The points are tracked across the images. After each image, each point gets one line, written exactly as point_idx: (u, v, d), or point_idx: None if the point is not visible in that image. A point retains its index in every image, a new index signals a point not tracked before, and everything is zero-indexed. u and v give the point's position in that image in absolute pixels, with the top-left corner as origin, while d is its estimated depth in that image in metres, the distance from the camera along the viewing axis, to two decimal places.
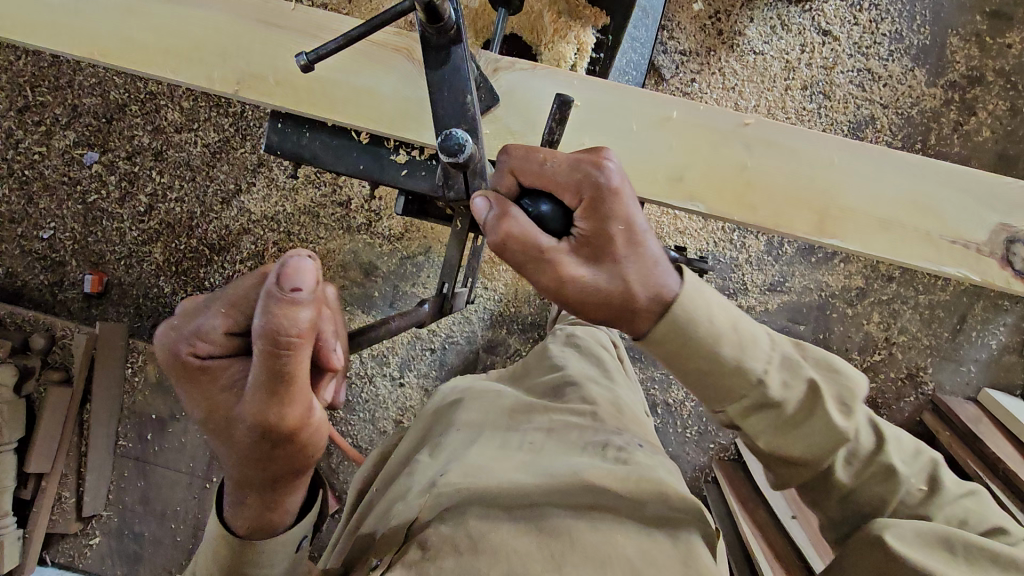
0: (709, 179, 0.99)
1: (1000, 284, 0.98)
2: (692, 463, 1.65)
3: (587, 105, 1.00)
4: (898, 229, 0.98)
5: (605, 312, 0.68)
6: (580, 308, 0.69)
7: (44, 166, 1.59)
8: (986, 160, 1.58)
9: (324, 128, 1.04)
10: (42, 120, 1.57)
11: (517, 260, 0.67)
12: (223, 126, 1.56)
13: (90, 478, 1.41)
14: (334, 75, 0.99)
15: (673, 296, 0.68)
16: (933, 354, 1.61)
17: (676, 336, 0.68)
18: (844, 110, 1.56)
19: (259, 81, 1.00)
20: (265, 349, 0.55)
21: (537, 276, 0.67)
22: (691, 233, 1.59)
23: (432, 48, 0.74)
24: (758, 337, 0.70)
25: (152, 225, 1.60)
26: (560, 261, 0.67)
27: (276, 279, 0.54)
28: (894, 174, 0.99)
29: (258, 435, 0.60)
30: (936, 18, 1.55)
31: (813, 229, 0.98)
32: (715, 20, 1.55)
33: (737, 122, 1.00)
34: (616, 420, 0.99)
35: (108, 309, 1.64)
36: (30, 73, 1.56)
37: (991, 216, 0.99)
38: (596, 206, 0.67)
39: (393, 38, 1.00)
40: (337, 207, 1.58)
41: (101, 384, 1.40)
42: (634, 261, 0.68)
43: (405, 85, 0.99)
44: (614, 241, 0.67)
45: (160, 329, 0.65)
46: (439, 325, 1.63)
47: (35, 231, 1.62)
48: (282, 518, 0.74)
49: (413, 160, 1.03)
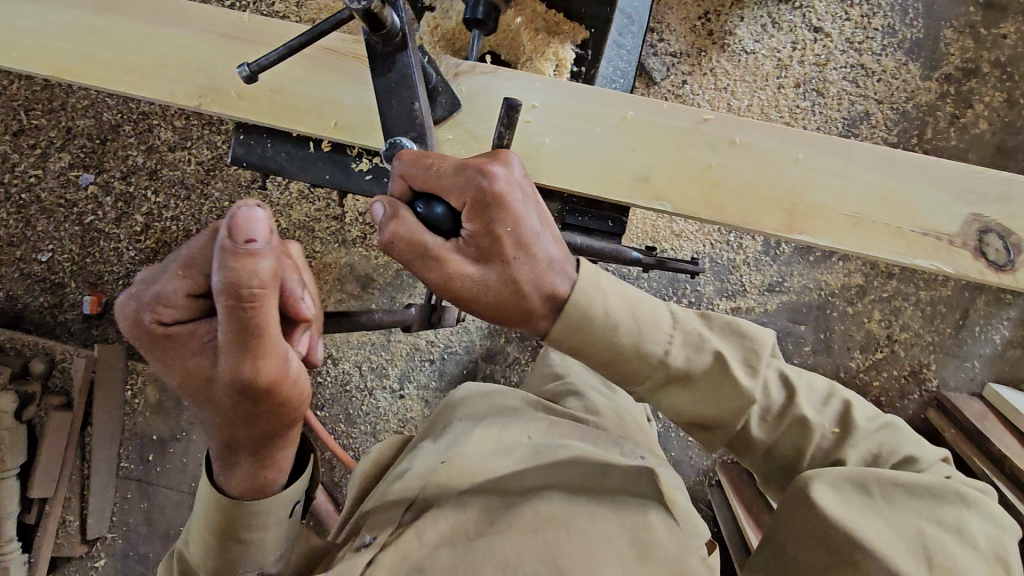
0: (674, 178, 0.98)
1: (973, 275, 0.98)
2: (696, 467, 1.64)
3: (545, 106, 1.00)
4: (868, 224, 0.98)
5: (495, 313, 0.67)
6: (470, 306, 0.66)
7: (40, 188, 1.60)
8: (985, 152, 1.56)
9: (288, 139, 1.04)
10: (36, 143, 1.58)
11: (405, 258, 0.65)
12: (215, 143, 1.56)
13: (93, 500, 1.42)
14: (295, 86, 1.00)
15: (567, 295, 0.67)
16: (936, 351, 1.59)
17: (578, 333, 0.68)
18: (838, 106, 1.55)
19: (225, 96, 1.00)
20: (228, 303, 0.57)
21: (424, 274, 0.65)
22: (687, 236, 1.58)
23: (378, 56, 0.73)
24: (661, 322, 0.70)
25: (148, 244, 1.60)
26: (446, 259, 0.64)
27: (227, 233, 0.56)
28: (860, 168, 0.99)
29: (238, 390, 0.62)
30: (929, 11, 1.54)
31: (781, 226, 0.97)
32: (705, 20, 1.54)
33: (697, 120, 0.99)
34: (621, 430, 1.02)
35: (108, 329, 1.65)
36: (24, 97, 1.56)
37: (963, 208, 0.98)
38: (480, 209, 0.64)
39: (352, 47, 1.00)
40: (331, 221, 1.58)
41: (101, 406, 1.41)
42: (522, 262, 0.65)
43: (366, 94, 1.00)
44: (499, 240, 0.64)
45: (120, 302, 0.66)
46: (438, 335, 1.63)
47: (33, 254, 1.63)
48: (274, 484, 0.77)
49: (377, 167, 1.03)
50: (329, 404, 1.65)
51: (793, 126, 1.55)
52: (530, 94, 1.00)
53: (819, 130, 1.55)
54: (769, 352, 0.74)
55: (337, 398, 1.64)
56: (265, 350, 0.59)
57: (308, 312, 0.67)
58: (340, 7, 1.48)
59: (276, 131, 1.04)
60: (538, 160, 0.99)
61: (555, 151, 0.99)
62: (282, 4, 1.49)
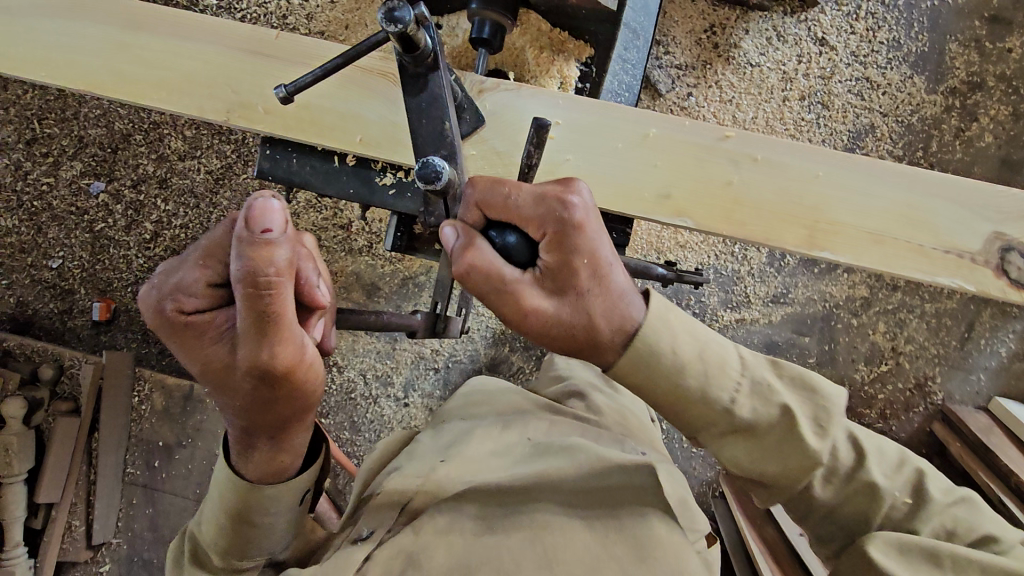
0: (705, 198, 0.99)
1: (994, 292, 0.98)
2: (699, 479, 1.63)
3: (568, 124, 1.01)
4: (892, 241, 0.98)
5: (572, 348, 0.67)
6: (547, 342, 0.66)
7: (52, 196, 1.62)
8: (989, 165, 1.56)
9: (313, 153, 1.05)
10: (49, 151, 1.60)
11: (478, 289, 0.65)
12: (224, 152, 1.58)
13: (100, 505, 1.43)
14: (321, 101, 1.01)
15: (637, 326, 0.67)
16: (941, 363, 1.59)
17: (670, 379, 0.69)
18: (843, 119, 1.55)
19: (250, 111, 1.02)
20: (246, 290, 0.57)
21: (496, 306, 0.65)
22: (691, 247, 1.58)
23: (410, 76, 0.74)
24: (729, 368, 0.71)
25: (157, 252, 1.62)
26: (523, 293, 0.64)
27: (244, 223, 0.56)
28: (884, 185, 0.99)
29: (255, 376, 0.63)
30: (934, 24, 1.54)
31: (803, 243, 0.98)
32: (710, 33, 1.54)
33: (719, 137, 1.00)
34: (623, 428, 1.02)
35: (116, 335, 1.66)
36: (38, 106, 1.59)
37: (985, 226, 0.99)
38: (561, 241, 0.64)
39: (378, 64, 1.01)
40: (338, 230, 1.59)
41: (109, 412, 1.42)
42: (598, 294, 0.65)
43: (390, 111, 1.01)
44: (580, 275, 0.64)
45: (142, 291, 0.67)
46: (442, 344, 1.64)
47: (44, 261, 1.65)
48: (288, 471, 0.79)
49: (401, 182, 1.04)
50: (334, 411, 1.65)
51: (799, 138, 1.56)
52: (553, 111, 1.01)
53: (824, 143, 1.56)
54: (733, 370, 0.72)
55: (342, 405, 1.65)
56: (282, 333, 0.61)
57: (323, 299, 0.70)
58: (349, 20, 1.50)
59: (302, 145, 1.05)
60: (560, 176, 1.00)
61: (580, 169, 1.00)
62: (293, 17, 1.52)
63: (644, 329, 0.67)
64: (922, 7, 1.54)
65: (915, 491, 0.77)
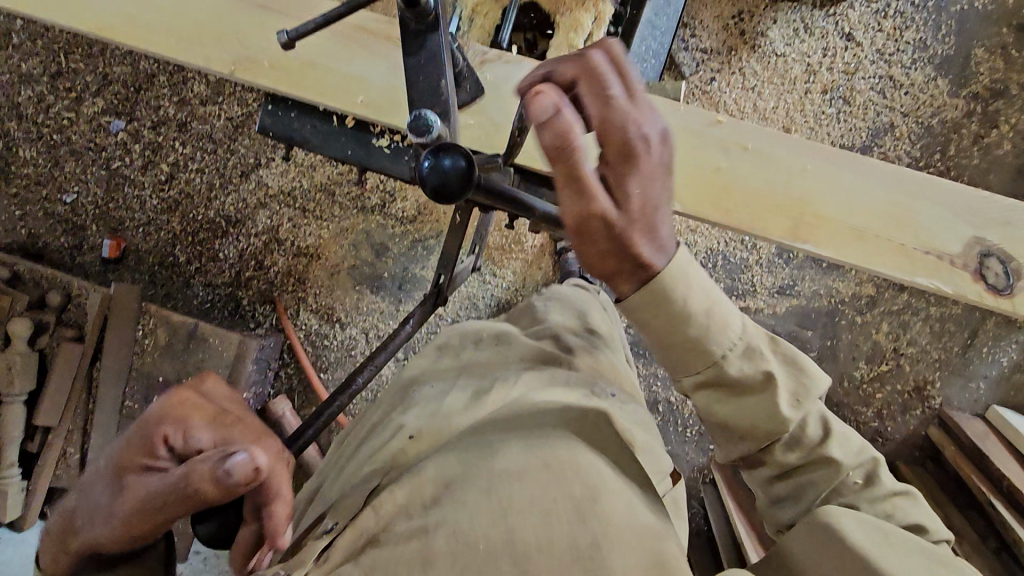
0: (692, 181, 0.97)
1: (971, 298, 0.95)
2: (691, 463, 1.64)
3: None
4: (875, 239, 0.95)
5: (592, 262, 0.60)
6: (581, 252, 0.59)
7: (71, 131, 1.63)
8: (1005, 174, 1.56)
9: (314, 113, 1.05)
10: (72, 86, 1.61)
11: (560, 172, 0.53)
12: (246, 100, 1.59)
13: (96, 436, 1.41)
14: (323, 60, 0.99)
15: (659, 271, 0.63)
16: (942, 368, 1.59)
17: (682, 326, 0.68)
18: (863, 116, 1.56)
19: (254, 65, 0.99)
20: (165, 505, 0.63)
21: (563, 199, 0.55)
22: (701, 231, 1.59)
23: (410, 34, 0.73)
24: (729, 326, 0.70)
25: (171, 194, 1.63)
26: (593, 200, 0.55)
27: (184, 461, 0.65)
28: (870, 183, 0.97)
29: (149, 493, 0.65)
30: (962, 28, 1.54)
31: (786, 233, 0.95)
32: (737, 20, 1.55)
33: (709, 122, 0.98)
34: (596, 370, 0.98)
35: (124, 274, 1.67)
36: (65, 39, 1.60)
37: (965, 229, 0.96)
38: (628, 154, 0.57)
39: (384, 27, 1.00)
40: (352, 186, 1.60)
41: (113, 343, 1.42)
42: (645, 226, 0.59)
43: (394, 75, 0.99)
44: (637, 201, 0.57)
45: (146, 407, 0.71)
46: (445, 309, 1.64)
47: (59, 195, 1.66)
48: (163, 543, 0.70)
49: (398, 146, 1.03)
50: (332, 366, 1.65)
51: (817, 132, 1.56)
52: None
53: (842, 138, 1.56)
54: (733, 330, 0.70)
55: (341, 361, 1.65)
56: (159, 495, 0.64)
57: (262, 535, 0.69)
58: None
59: (303, 104, 1.05)
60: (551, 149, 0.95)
61: None
62: None
63: (667, 276, 0.63)
64: (951, 11, 1.54)
65: (866, 475, 0.82)
